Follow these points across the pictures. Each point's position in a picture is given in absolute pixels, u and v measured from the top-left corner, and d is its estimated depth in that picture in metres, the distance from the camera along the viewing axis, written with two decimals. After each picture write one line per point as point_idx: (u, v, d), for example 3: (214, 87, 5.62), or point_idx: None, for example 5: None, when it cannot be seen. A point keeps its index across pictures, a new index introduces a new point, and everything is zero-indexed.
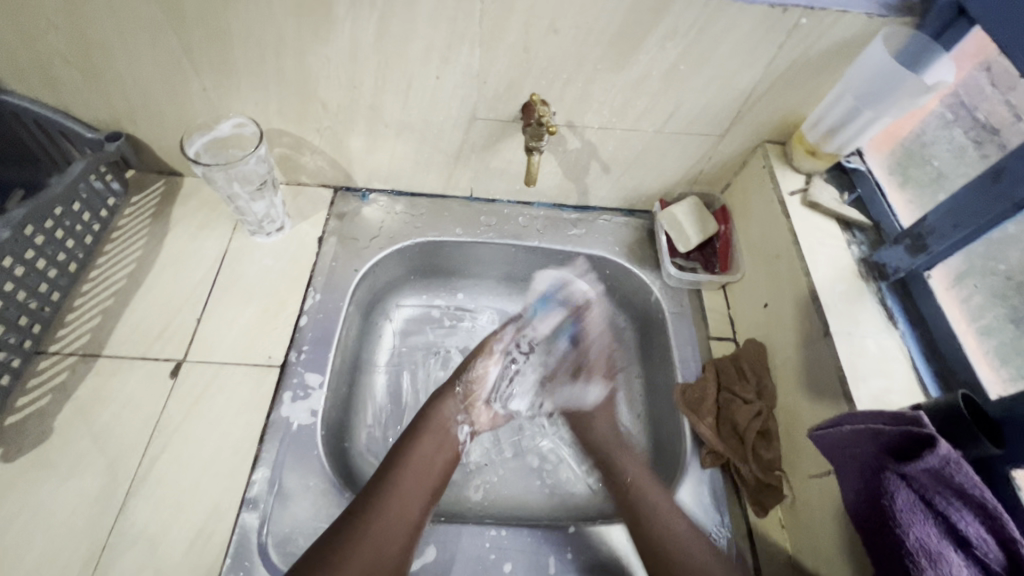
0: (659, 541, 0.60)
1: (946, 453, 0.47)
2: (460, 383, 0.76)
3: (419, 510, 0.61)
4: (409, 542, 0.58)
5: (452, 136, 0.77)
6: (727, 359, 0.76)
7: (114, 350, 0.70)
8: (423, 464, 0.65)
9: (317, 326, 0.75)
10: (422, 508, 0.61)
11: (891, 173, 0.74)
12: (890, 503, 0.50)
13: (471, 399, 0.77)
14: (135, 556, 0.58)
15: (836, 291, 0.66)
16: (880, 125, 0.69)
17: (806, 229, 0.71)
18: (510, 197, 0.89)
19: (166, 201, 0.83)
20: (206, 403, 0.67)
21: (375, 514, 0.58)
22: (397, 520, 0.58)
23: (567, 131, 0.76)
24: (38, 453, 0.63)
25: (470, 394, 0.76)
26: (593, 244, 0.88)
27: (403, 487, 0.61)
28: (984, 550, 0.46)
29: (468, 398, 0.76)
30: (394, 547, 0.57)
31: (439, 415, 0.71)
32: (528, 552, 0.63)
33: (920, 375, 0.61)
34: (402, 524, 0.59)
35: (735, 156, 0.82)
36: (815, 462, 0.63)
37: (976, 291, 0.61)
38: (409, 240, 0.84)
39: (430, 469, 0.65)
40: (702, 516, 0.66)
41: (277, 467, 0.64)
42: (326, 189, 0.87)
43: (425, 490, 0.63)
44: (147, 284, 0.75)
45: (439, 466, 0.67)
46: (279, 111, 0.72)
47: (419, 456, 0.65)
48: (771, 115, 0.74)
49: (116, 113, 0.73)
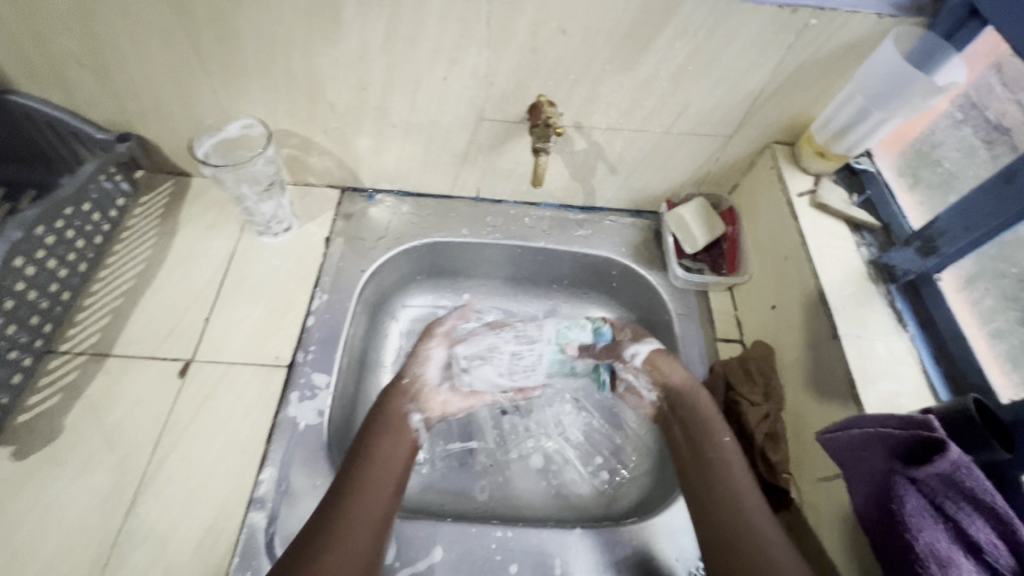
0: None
1: (957, 457, 0.46)
2: (407, 374, 0.72)
3: (384, 508, 0.58)
4: (378, 539, 0.56)
5: (459, 137, 0.77)
6: (734, 361, 0.75)
7: (123, 349, 0.70)
8: (381, 459, 0.62)
9: (324, 326, 0.75)
10: (387, 506, 0.58)
11: (900, 174, 0.73)
12: (900, 507, 0.49)
13: (420, 387, 0.72)
14: (144, 555, 0.58)
15: (845, 293, 0.66)
16: (890, 126, 0.68)
17: (815, 231, 0.71)
18: (516, 197, 0.89)
19: (174, 201, 0.83)
20: (214, 403, 0.68)
21: (339, 519, 0.55)
22: (361, 520, 0.56)
23: (574, 132, 0.76)
24: (49, 452, 0.63)
25: (420, 384, 0.72)
26: (599, 244, 0.87)
27: (363, 484, 0.58)
28: (996, 556, 0.45)
29: (417, 387, 0.71)
30: (361, 548, 0.54)
31: (388, 411, 0.68)
32: (536, 555, 0.63)
33: (930, 379, 0.61)
34: (365, 525, 0.56)
35: (742, 156, 0.81)
36: (823, 466, 0.62)
37: (987, 293, 0.61)
38: (415, 240, 0.84)
39: (390, 465, 0.62)
40: None
41: (284, 466, 0.65)
42: (332, 189, 0.87)
43: (388, 488, 0.60)
44: (156, 284, 0.76)
45: (397, 465, 0.63)
46: (287, 112, 0.73)
47: (377, 453, 0.62)
48: (780, 115, 0.74)
49: (125, 114, 0.73)
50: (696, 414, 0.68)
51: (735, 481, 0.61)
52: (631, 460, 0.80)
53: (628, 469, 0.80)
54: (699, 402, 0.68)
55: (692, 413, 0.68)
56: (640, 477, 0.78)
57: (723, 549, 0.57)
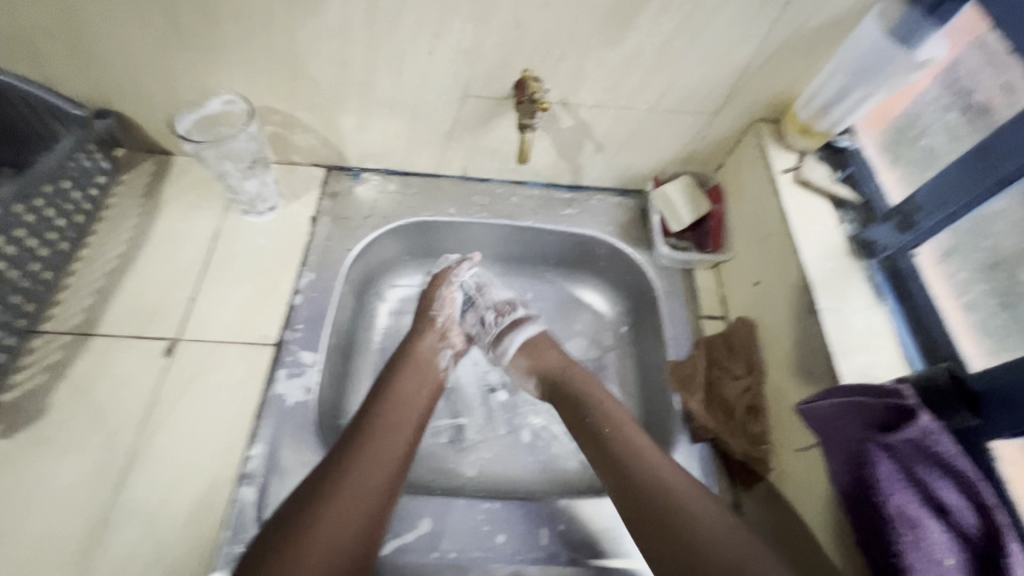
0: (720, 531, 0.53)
1: (926, 424, 0.49)
2: (440, 315, 0.78)
3: (404, 448, 0.61)
4: (401, 467, 0.60)
5: (445, 114, 0.76)
6: (717, 337, 0.78)
7: (108, 329, 0.70)
8: (403, 403, 0.65)
9: (311, 305, 0.75)
10: (405, 448, 0.61)
11: (883, 152, 0.74)
12: (871, 472, 0.51)
13: (447, 326, 0.78)
14: (135, 529, 0.59)
15: (825, 268, 0.67)
16: (872, 102, 0.68)
17: (797, 207, 0.72)
18: (504, 176, 0.89)
19: (156, 180, 0.82)
20: (201, 381, 0.68)
21: (360, 454, 0.58)
22: (382, 457, 0.58)
23: (560, 109, 0.76)
24: (36, 430, 0.63)
25: (448, 324, 0.78)
26: (586, 223, 0.88)
27: (387, 423, 0.62)
28: (960, 516, 0.48)
29: (445, 326, 0.78)
30: (381, 482, 0.57)
31: (416, 354, 0.72)
32: (521, 525, 0.65)
33: (906, 350, 0.62)
34: (385, 461, 0.58)
35: (728, 135, 0.82)
36: (800, 436, 0.64)
37: (962, 267, 0.62)
38: (403, 219, 0.84)
39: (411, 408, 0.65)
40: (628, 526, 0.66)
41: (273, 443, 0.65)
42: (318, 168, 0.86)
43: (408, 429, 0.63)
44: (140, 264, 0.75)
45: (420, 405, 0.67)
46: (269, 88, 0.72)
47: (401, 394, 0.66)
48: (765, 92, 0.74)
49: (103, 90, 0.72)
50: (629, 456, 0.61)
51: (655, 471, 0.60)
52: None
53: None
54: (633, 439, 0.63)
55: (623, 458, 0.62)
56: None
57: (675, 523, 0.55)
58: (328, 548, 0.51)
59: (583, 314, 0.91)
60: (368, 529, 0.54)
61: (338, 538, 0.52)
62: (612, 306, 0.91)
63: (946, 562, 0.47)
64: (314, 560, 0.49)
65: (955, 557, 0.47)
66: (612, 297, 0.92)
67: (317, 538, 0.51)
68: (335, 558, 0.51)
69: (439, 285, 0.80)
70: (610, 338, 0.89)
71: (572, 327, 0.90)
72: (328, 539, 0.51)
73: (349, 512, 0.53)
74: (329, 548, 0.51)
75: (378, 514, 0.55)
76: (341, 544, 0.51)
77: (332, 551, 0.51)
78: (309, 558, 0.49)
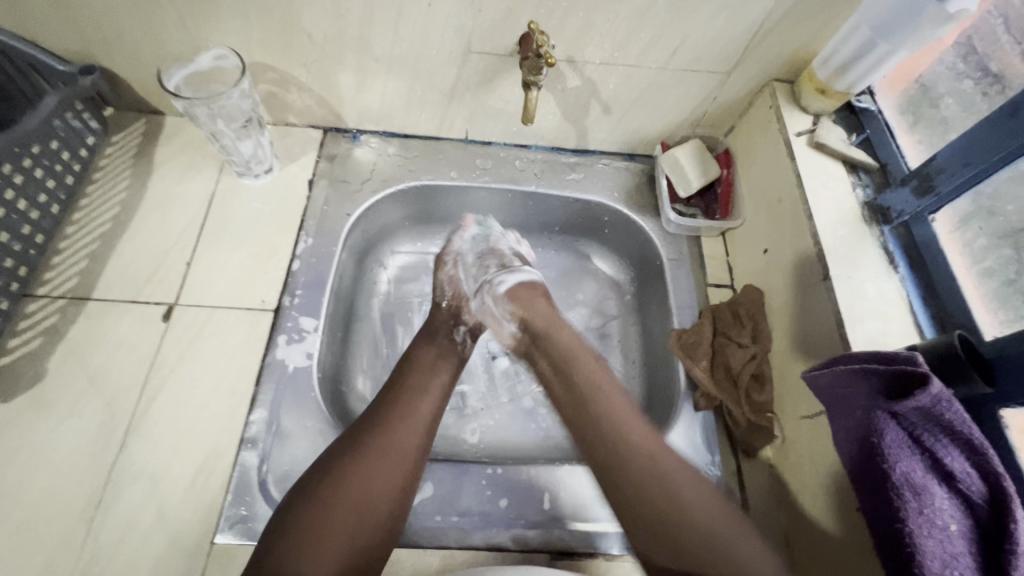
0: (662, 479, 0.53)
1: (937, 392, 0.47)
2: (444, 298, 0.74)
3: (432, 410, 0.60)
4: (431, 428, 0.59)
5: (446, 72, 0.73)
6: (723, 305, 0.76)
7: (103, 293, 0.69)
8: (426, 369, 0.64)
9: (310, 271, 0.73)
10: (432, 409, 0.60)
11: (902, 114, 0.71)
12: (879, 440, 0.51)
13: (459, 303, 0.74)
14: (138, 490, 0.59)
15: (838, 235, 0.65)
16: (895, 60, 0.65)
17: (811, 171, 0.70)
18: (506, 139, 0.86)
19: (148, 140, 0.79)
20: (200, 346, 0.67)
21: (388, 418, 0.57)
22: (409, 421, 0.58)
23: (566, 67, 0.72)
24: (35, 395, 0.63)
25: (458, 298, 0.74)
26: (592, 189, 0.85)
27: (413, 387, 0.61)
28: (968, 484, 0.47)
29: (456, 303, 0.74)
30: (410, 446, 0.56)
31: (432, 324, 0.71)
32: (523, 490, 0.65)
33: (917, 318, 0.61)
34: (413, 425, 0.58)
35: (741, 95, 0.78)
36: (806, 404, 0.64)
37: (981, 233, 0.60)
38: (402, 183, 0.82)
39: (439, 370, 0.64)
40: None
41: (274, 408, 0.64)
42: (315, 129, 0.83)
43: (435, 395, 0.62)
44: (134, 227, 0.73)
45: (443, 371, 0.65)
46: (261, 42, 0.68)
47: (425, 358, 0.65)
48: (782, 50, 0.71)
49: (88, 44, 0.68)
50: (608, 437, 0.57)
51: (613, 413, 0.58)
52: None
53: None
54: (615, 417, 0.58)
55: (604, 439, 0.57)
56: None
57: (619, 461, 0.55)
58: (354, 509, 0.51)
59: (586, 284, 0.90)
60: (397, 492, 0.54)
61: (369, 495, 0.52)
62: (616, 274, 0.90)
63: (951, 529, 0.47)
64: (342, 518, 0.50)
65: (959, 523, 0.47)
66: (616, 265, 0.90)
67: (347, 497, 0.51)
68: (362, 519, 0.51)
69: (439, 261, 0.78)
70: (614, 307, 0.88)
71: (574, 296, 0.89)
72: (359, 497, 0.52)
73: (374, 475, 0.53)
74: (357, 508, 0.51)
75: (408, 473, 0.55)
76: (370, 505, 0.52)
77: (359, 513, 0.51)
78: (338, 514, 0.50)
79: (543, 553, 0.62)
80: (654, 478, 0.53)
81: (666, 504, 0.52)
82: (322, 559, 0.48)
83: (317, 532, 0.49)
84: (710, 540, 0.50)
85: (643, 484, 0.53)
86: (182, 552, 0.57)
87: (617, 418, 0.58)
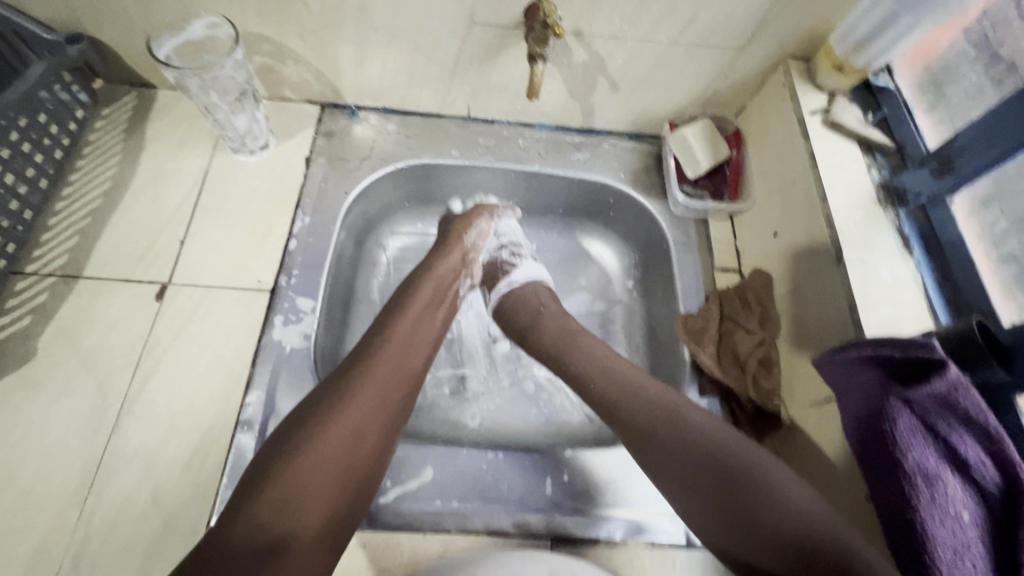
0: (657, 427, 0.56)
1: (955, 378, 0.45)
2: (469, 242, 0.73)
3: (421, 363, 0.60)
4: (413, 384, 0.58)
5: (448, 45, 0.70)
6: (731, 290, 0.74)
7: (95, 271, 0.67)
8: (416, 317, 0.62)
9: (307, 250, 0.71)
10: (421, 362, 0.60)
11: (920, 92, 0.68)
12: (891, 428, 0.49)
13: (472, 251, 0.73)
14: (133, 472, 0.58)
15: (853, 218, 0.63)
16: (917, 35, 0.63)
17: (826, 151, 0.67)
18: (510, 116, 0.83)
19: (139, 114, 0.76)
20: (195, 325, 0.65)
21: (376, 361, 0.56)
22: (397, 369, 0.57)
23: (573, 41, 0.69)
24: (25, 374, 0.61)
25: (474, 251, 0.73)
26: (597, 169, 0.83)
27: (404, 334, 0.60)
28: (981, 473, 0.46)
29: (471, 249, 0.73)
30: (396, 394, 0.55)
31: (441, 269, 0.69)
32: (525, 475, 0.64)
33: (931, 303, 0.59)
34: (399, 372, 0.57)
35: (754, 72, 0.76)
36: (815, 390, 0.63)
37: (1001, 216, 0.57)
38: (402, 161, 0.79)
39: (426, 319, 0.63)
40: (634, 480, 0.64)
41: (270, 390, 0.63)
42: (313, 105, 0.81)
43: (423, 345, 0.61)
44: (126, 204, 0.71)
45: (436, 323, 0.64)
46: (256, 10, 0.65)
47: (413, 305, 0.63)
48: (798, 24, 0.68)
49: (75, 12, 0.65)
50: (629, 395, 0.59)
51: (628, 373, 0.61)
52: None
53: None
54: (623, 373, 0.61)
55: (622, 395, 0.59)
56: None
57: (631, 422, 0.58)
58: (342, 456, 0.50)
59: (589, 267, 0.88)
60: (382, 441, 0.53)
61: (353, 446, 0.51)
62: (621, 258, 0.88)
63: (962, 518, 0.45)
64: (325, 468, 0.49)
65: (971, 513, 0.45)
66: (621, 248, 0.88)
67: (331, 446, 0.49)
68: (348, 467, 0.50)
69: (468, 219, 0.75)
70: (617, 291, 0.86)
71: (577, 281, 0.87)
72: (344, 446, 0.50)
73: (362, 424, 0.52)
74: (343, 457, 0.50)
75: (390, 425, 0.54)
76: (354, 454, 0.50)
77: (347, 459, 0.50)
78: (319, 468, 0.48)
79: (544, 538, 0.60)
80: (660, 415, 0.56)
81: (673, 428, 0.55)
82: (305, 504, 0.47)
83: (299, 475, 0.47)
84: (739, 479, 0.51)
85: (643, 424, 0.57)
86: (177, 534, 0.56)
87: (631, 378, 0.61)
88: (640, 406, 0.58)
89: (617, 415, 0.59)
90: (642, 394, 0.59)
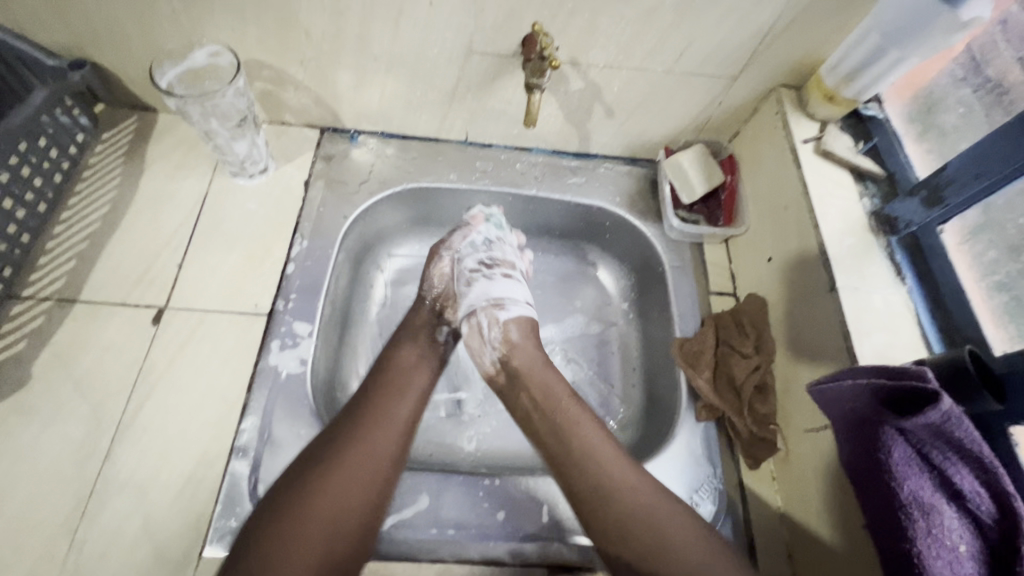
0: (613, 504, 0.54)
1: (949, 408, 0.45)
2: (428, 295, 0.73)
3: (407, 415, 0.59)
4: (405, 437, 0.58)
5: (447, 72, 0.71)
6: (727, 314, 0.75)
7: (91, 295, 0.67)
8: (403, 372, 0.63)
9: (304, 274, 0.71)
10: (409, 414, 0.59)
11: (910, 122, 0.70)
12: (887, 456, 0.49)
13: (438, 297, 0.73)
14: (124, 500, 0.57)
15: (845, 245, 0.64)
16: (905, 67, 0.64)
17: (817, 178, 0.68)
18: (508, 141, 0.84)
19: (140, 138, 0.77)
20: (192, 350, 0.65)
21: (365, 415, 0.56)
22: (387, 425, 0.57)
23: (570, 69, 0.71)
24: (18, 400, 0.61)
25: (441, 296, 0.73)
26: (593, 194, 0.84)
27: (393, 389, 0.60)
28: (977, 504, 0.45)
29: (438, 299, 0.73)
30: (386, 449, 0.55)
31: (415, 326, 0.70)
32: (520, 503, 0.63)
33: (924, 330, 0.60)
34: (392, 428, 0.57)
35: (747, 100, 0.77)
36: (811, 417, 0.63)
37: (991, 246, 0.59)
38: (400, 185, 0.80)
39: (413, 373, 0.64)
40: None
41: (266, 416, 0.63)
42: (312, 129, 0.82)
43: (409, 397, 0.61)
44: (124, 227, 0.71)
45: (422, 374, 0.64)
46: (258, 38, 0.66)
47: (403, 362, 0.64)
48: (790, 55, 0.70)
49: (77, 38, 0.66)
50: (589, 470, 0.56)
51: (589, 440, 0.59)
52: (619, 410, 0.79)
53: (616, 421, 0.79)
54: (592, 445, 0.58)
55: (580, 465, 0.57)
56: (630, 427, 0.78)
57: (599, 497, 0.55)
58: (328, 520, 0.49)
59: (585, 289, 0.88)
60: (374, 497, 0.53)
61: (341, 508, 0.50)
62: (616, 280, 0.88)
63: (959, 550, 0.45)
64: (314, 525, 0.48)
65: (968, 544, 0.45)
66: (617, 270, 0.88)
67: (319, 505, 0.49)
68: (337, 527, 0.50)
69: (435, 254, 0.76)
70: (613, 313, 0.87)
71: (572, 303, 0.87)
72: (331, 505, 0.50)
73: (354, 483, 0.52)
74: (331, 518, 0.49)
75: (381, 482, 0.54)
76: (342, 514, 0.50)
77: (336, 519, 0.50)
78: (309, 526, 0.48)
79: (540, 567, 0.60)
80: (609, 491, 0.55)
81: (624, 513, 0.53)
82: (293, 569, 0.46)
83: (289, 535, 0.47)
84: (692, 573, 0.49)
85: (610, 507, 0.54)
86: (169, 564, 0.55)
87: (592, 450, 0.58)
88: (597, 481, 0.55)
89: (583, 496, 0.56)
90: (602, 471, 0.56)
